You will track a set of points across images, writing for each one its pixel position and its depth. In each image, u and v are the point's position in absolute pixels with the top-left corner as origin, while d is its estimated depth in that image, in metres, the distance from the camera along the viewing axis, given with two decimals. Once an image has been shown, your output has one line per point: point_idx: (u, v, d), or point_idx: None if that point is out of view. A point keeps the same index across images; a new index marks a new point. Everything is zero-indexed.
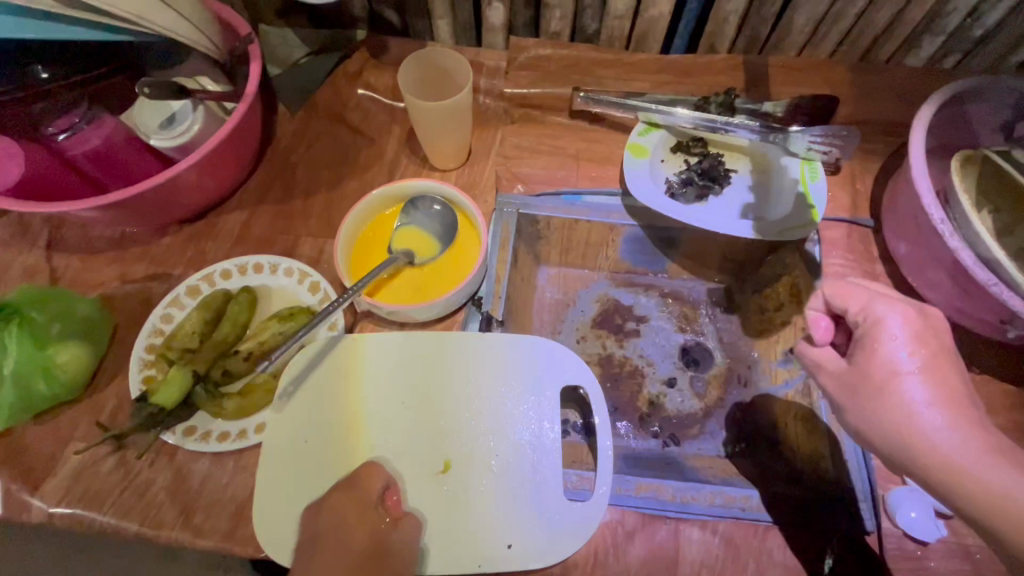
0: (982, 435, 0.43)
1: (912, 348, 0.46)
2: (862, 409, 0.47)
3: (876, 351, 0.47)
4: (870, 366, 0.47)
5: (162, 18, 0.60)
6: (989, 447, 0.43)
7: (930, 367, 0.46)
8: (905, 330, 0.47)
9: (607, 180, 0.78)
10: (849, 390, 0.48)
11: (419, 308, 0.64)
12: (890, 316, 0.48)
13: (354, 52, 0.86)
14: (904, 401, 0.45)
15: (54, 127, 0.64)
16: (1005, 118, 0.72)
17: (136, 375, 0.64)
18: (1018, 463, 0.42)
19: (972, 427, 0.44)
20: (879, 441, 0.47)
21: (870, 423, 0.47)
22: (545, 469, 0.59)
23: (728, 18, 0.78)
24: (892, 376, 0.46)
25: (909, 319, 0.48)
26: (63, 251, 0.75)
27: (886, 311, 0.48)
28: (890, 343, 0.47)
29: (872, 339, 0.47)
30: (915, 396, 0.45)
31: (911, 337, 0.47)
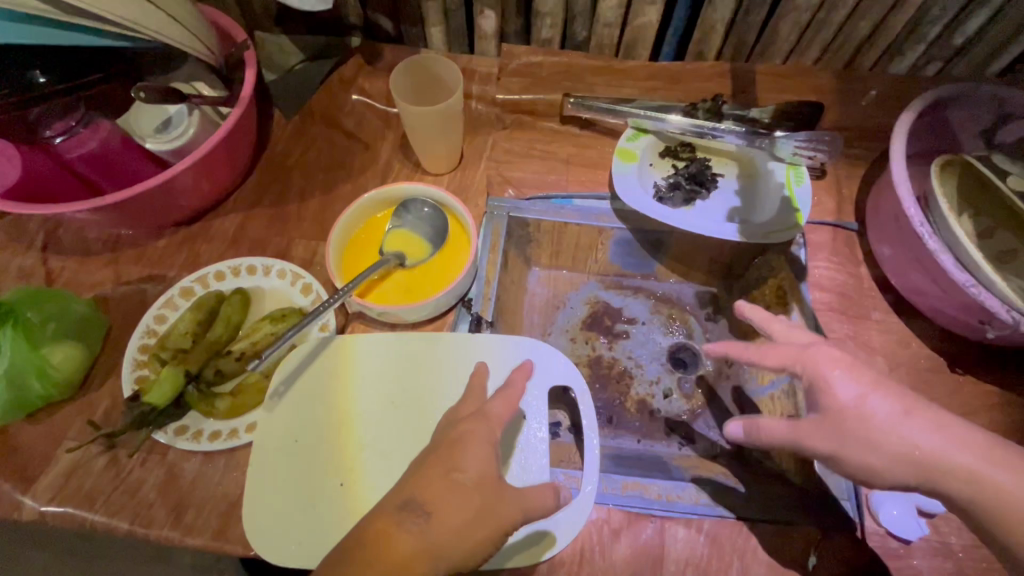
0: (957, 433, 0.47)
1: (854, 376, 0.50)
2: (857, 449, 0.48)
3: (834, 388, 0.50)
4: (834, 407, 0.49)
5: (160, 26, 0.62)
6: (975, 446, 0.47)
7: (874, 384, 0.50)
8: (839, 360, 0.51)
9: (596, 184, 0.80)
10: (837, 433, 0.49)
11: (409, 308, 0.64)
12: (822, 356, 0.51)
13: (349, 58, 0.88)
14: (876, 425, 0.48)
15: (52, 130, 0.65)
16: (985, 124, 0.74)
17: (129, 375, 0.65)
18: (997, 454, 0.47)
19: (949, 426, 0.48)
20: (891, 471, 0.47)
21: (871, 458, 0.48)
22: (533, 468, 0.60)
23: (715, 27, 0.80)
24: (851, 412, 0.49)
25: (839, 354, 0.51)
26: (59, 253, 0.76)
27: (817, 353, 0.52)
28: (834, 378, 0.50)
29: (818, 378, 0.51)
30: (886, 418, 0.48)
31: (848, 369, 0.50)
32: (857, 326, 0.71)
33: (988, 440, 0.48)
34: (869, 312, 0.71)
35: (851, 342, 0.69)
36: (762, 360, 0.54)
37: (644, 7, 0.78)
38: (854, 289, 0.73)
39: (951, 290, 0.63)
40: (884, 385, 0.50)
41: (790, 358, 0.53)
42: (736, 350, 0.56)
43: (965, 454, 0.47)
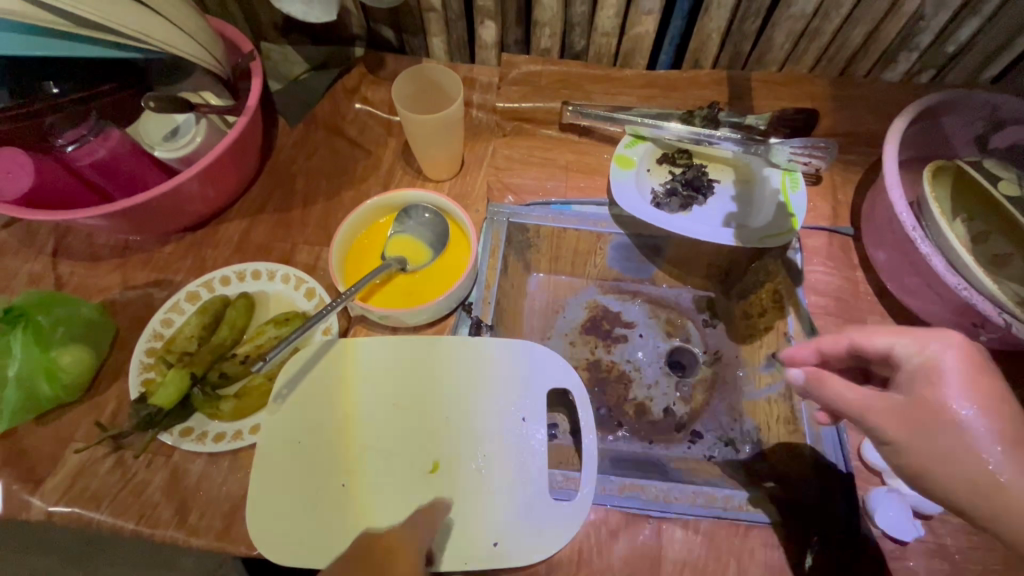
0: None
1: (967, 386, 0.45)
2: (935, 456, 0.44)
3: (943, 388, 0.45)
4: (933, 404, 0.45)
5: (168, 37, 0.64)
6: None
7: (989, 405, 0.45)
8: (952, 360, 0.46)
9: (595, 190, 0.81)
10: (914, 428, 0.45)
11: (410, 311, 0.66)
12: (945, 355, 0.47)
13: (352, 68, 0.89)
14: (968, 439, 0.44)
15: (64, 138, 0.66)
16: (978, 129, 0.75)
17: (136, 377, 0.66)
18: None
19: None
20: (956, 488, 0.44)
21: (941, 470, 0.44)
22: (532, 468, 0.61)
23: (711, 36, 0.81)
24: (946, 416, 0.44)
25: (965, 357, 0.46)
26: (68, 258, 0.78)
27: (941, 351, 0.47)
28: (947, 381, 0.45)
29: (924, 374, 0.47)
30: (984, 438, 0.44)
31: (967, 375, 0.45)
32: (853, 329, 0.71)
33: None
34: (864, 316, 0.72)
35: None
36: (865, 339, 0.50)
37: (641, 16, 0.79)
38: (850, 293, 0.74)
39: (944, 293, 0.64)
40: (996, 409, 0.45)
41: (897, 340, 0.49)
42: (830, 343, 0.53)
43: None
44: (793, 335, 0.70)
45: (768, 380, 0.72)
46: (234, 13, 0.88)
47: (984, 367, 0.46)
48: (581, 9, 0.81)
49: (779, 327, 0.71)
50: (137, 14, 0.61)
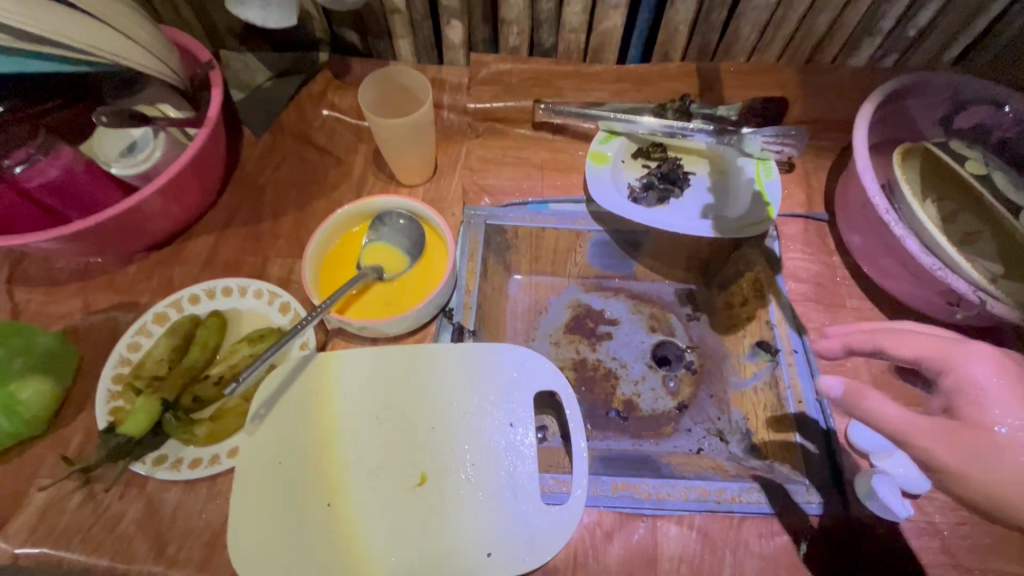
0: None
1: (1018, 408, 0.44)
2: (985, 468, 0.43)
3: (987, 404, 0.45)
4: (981, 420, 0.45)
5: (117, 47, 0.61)
6: None
7: None
8: (988, 371, 0.46)
9: (572, 188, 0.80)
10: (969, 447, 0.44)
11: (387, 321, 0.64)
12: (978, 369, 0.46)
13: (317, 74, 0.87)
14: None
15: (11, 159, 0.61)
16: (942, 111, 0.76)
17: (103, 407, 0.63)
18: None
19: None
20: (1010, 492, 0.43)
21: (994, 483, 0.43)
22: (522, 475, 0.59)
23: (678, 28, 0.81)
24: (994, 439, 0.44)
25: (1000, 365, 0.46)
26: (25, 285, 0.74)
27: (972, 366, 0.47)
28: (987, 401, 0.45)
29: (965, 388, 0.46)
30: None
31: (1010, 382, 0.45)
32: (833, 314, 0.72)
33: None
34: (844, 300, 0.73)
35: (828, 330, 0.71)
36: (900, 344, 0.51)
37: (608, 11, 0.79)
38: (828, 278, 0.74)
39: (920, 274, 0.64)
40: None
41: (930, 352, 0.49)
42: (858, 340, 0.53)
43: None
44: (776, 323, 0.70)
45: (754, 372, 0.71)
46: (189, 21, 0.85)
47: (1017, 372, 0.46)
48: (548, 5, 0.80)
49: (762, 316, 0.71)
50: (83, 26, 0.59)
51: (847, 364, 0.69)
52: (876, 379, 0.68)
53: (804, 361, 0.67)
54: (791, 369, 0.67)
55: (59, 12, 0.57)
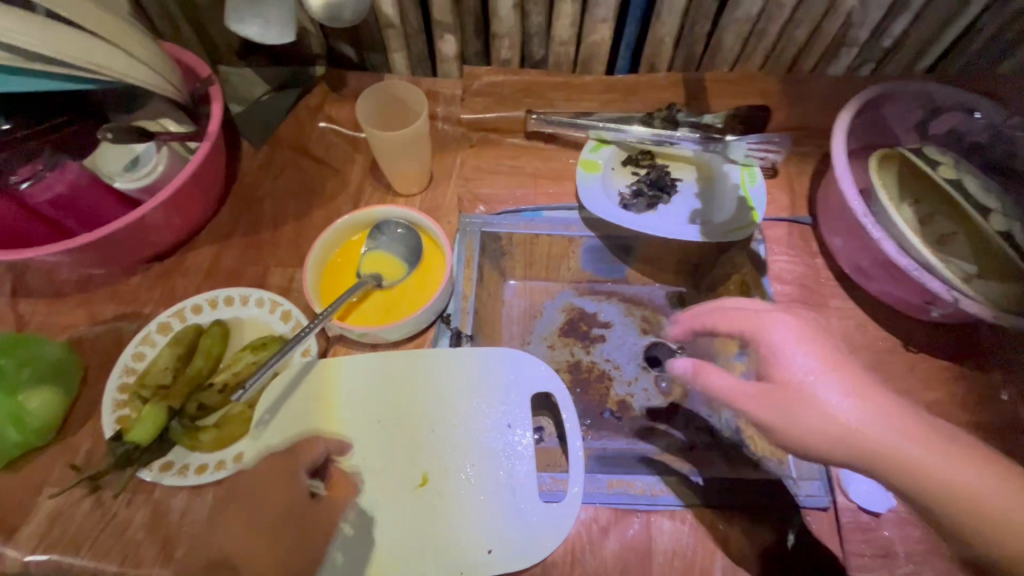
0: (892, 414, 0.45)
1: (810, 361, 0.47)
2: (795, 425, 0.46)
3: (789, 362, 0.48)
4: (782, 381, 0.47)
5: (119, 64, 0.63)
6: (921, 436, 0.45)
7: (828, 365, 0.47)
8: (795, 332, 0.49)
9: (564, 195, 0.83)
10: (782, 406, 0.47)
11: (386, 328, 0.66)
12: (777, 331, 0.49)
13: (314, 87, 0.89)
14: (827, 405, 0.46)
15: (18, 174, 0.62)
16: (917, 118, 0.80)
17: (109, 415, 0.64)
18: (940, 439, 0.45)
19: (946, 444, 0.44)
20: (818, 445, 0.46)
21: (815, 441, 0.46)
22: (521, 474, 0.61)
23: (664, 40, 0.84)
24: (801, 395, 0.46)
25: (796, 326, 0.49)
26: (28, 297, 0.75)
27: (773, 329, 0.49)
28: (789, 357, 0.48)
29: (770, 351, 0.49)
30: (838, 400, 0.46)
31: (803, 340, 0.48)
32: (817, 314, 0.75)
33: (920, 419, 0.46)
34: (827, 300, 0.76)
35: None
36: (721, 316, 0.53)
37: (596, 24, 0.82)
38: (812, 279, 0.77)
39: (898, 274, 0.67)
40: (888, 396, 0.46)
41: (741, 323, 0.51)
42: (693, 323, 0.56)
43: (969, 473, 0.43)
44: None
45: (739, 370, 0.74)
46: (188, 37, 0.87)
47: (815, 332, 0.49)
48: (538, 19, 0.83)
49: None
50: (88, 45, 0.60)
51: None
52: None
53: None
54: None
55: (65, 32, 0.59)
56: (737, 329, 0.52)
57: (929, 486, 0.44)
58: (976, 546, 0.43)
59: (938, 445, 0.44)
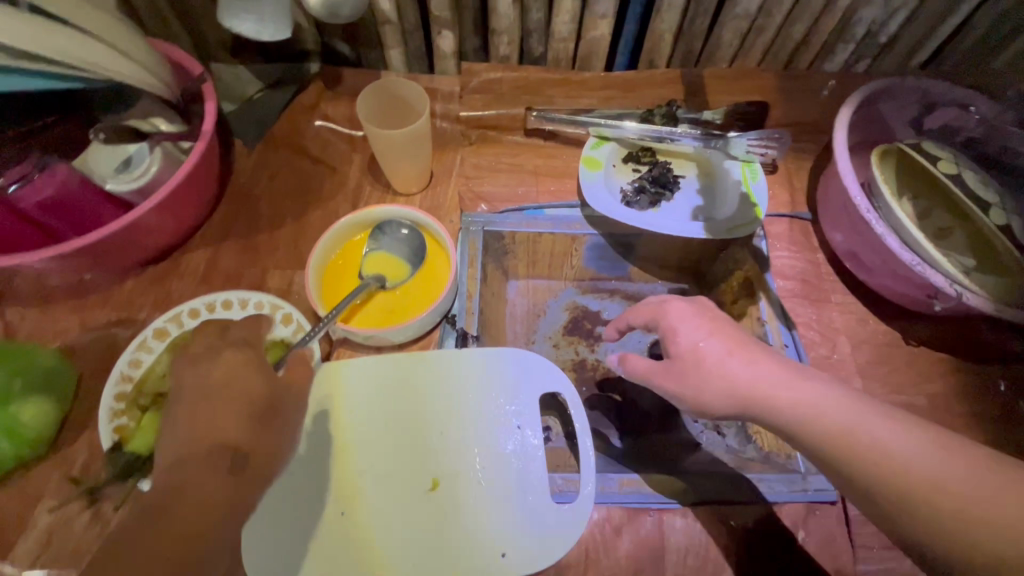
0: (775, 369, 0.51)
1: (702, 331, 0.53)
2: (692, 389, 0.52)
3: (678, 334, 0.54)
4: (677, 351, 0.53)
5: (110, 63, 0.61)
6: (793, 382, 0.50)
7: (714, 332, 0.53)
8: (686, 310, 0.55)
9: (565, 193, 0.83)
10: (679, 375, 0.53)
11: (392, 330, 0.65)
12: (672, 312, 0.55)
13: (309, 85, 0.87)
14: (718, 368, 0.51)
15: (6, 178, 0.59)
16: (913, 114, 0.81)
17: (106, 425, 0.62)
18: (807, 380, 0.50)
19: (820, 389, 0.49)
20: (715, 406, 0.51)
21: (719, 405, 0.51)
22: (533, 475, 0.61)
23: (663, 36, 0.84)
24: (696, 362, 0.52)
25: (688, 305, 0.56)
26: (16, 303, 0.73)
27: (670, 312, 0.56)
28: (681, 330, 0.54)
29: (669, 330, 0.55)
30: (727, 362, 0.51)
31: (693, 316, 0.55)
32: (819, 309, 0.76)
33: (794, 368, 0.51)
34: (829, 295, 0.77)
35: (815, 325, 0.75)
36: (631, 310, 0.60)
37: (596, 20, 0.81)
38: (813, 274, 0.78)
39: (900, 270, 0.68)
40: (768, 356, 0.52)
41: (647, 311, 0.58)
42: (619, 323, 0.62)
43: (844, 413, 0.47)
44: (767, 320, 0.72)
45: None
46: (176, 33, 0.84)
47: (703, 310, 0.56)
48: (537, 15, 0.82)
49: (752, 313, 0.74)
50: (75, 41, 0.58)
51: (834, 356, 0.73)
52: (860, 369, 0.72)
53: (794, 353, 0.71)
54: None
55: (51, 27, 0.57)
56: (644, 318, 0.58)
57: (813, 425, 0.48)
58: (857, 481, 0.46)
59: (812, 391, 0.49)
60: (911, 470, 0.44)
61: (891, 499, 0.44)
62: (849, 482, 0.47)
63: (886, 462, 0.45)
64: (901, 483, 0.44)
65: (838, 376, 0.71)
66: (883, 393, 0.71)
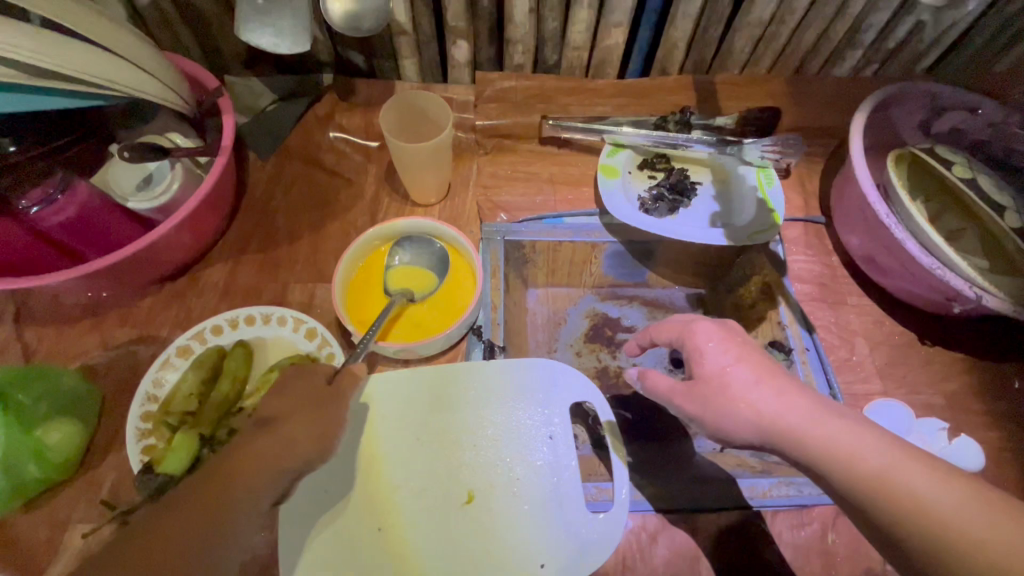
0: (802, 404, 0.49)
1: (728, 357, 0.52)
2: (713, 415, 0.50)
3: (704, 358, 0.52)
4: (702, 375, 0.52)
5: (131, 79, 0.60)
6: (813, 415, 0.48)
7: (743, 359, 0.51)
8: (717, 334, 0.53)
9: (583, 201, 0.83)
10: (700, 401, 0.51)
11: (422, 343, 0.65)
12: (700, 334, 0.54)
13: (323, 96, 0.87)
14: (741, 395, 0.50)
15: (27, 200, 0.60)
16: (922, 118, 0.82)
17: (134, 446, 0.62)
18: (829, 415, 0.48)
19: (857, 430, 0.47)
20: (736, 433, 0.50)
21: (735, 430, 0.50)
22: (567, 486, 0.61)
23: (677, 44, 0.85)
24: (718, 386, 0.51)
25: (718, 328, 0.54)
26: (34, 324, 0.71)
27: (697, 332, 0.54)
28: (707, 354, 0.52)
29: (694, 352, 0.53)
30: (750, 389, 0.50)
31: (722, 340, 0.53)
32: (837, 312, 0.77)
33: (822, 403, 0.49)
34: (845, 298, 0.78)
35: (833, 327, 0.76)
36: (656, 329, 0.58)
37: (611, 29, 0.81)
38: (829, 277, 0.79)
39: (919, 272, 0.69)
40: (799, 390, 0.50)
41: (674, 331, 0.56)
42: (643, 337, 0.61)
43: (880, 457, 0.46)
44: (787, 324, 0.74)
45: None
46: (188, 46, 0.83)
47: (734, 333, 0.54)
48: (553, 25, 0.82)
49: (772, 317, 0.75)
50: (89, 56, 0.57)
51: (854, 358, 0.74)
52: (880, 371, 0.73)
53: (816, 356, 0.72)
54: (805, 367, 0.71)
55: (65, 42, 0.55)
56: (671, 337, 0.57)
57: (828, 459, 0.47)
58: (867, 511, 0.45)
59: (847, 431, 0.47)
60: (947, 524, 0.42)
61: (896, 530, 0.44)
62: (878, 525, 0.45)
63: (919, 512, 0.43)
64: (906, 512, 0.43)
65: (858, 378, 0.73)
66: (903, 393, 0.72)
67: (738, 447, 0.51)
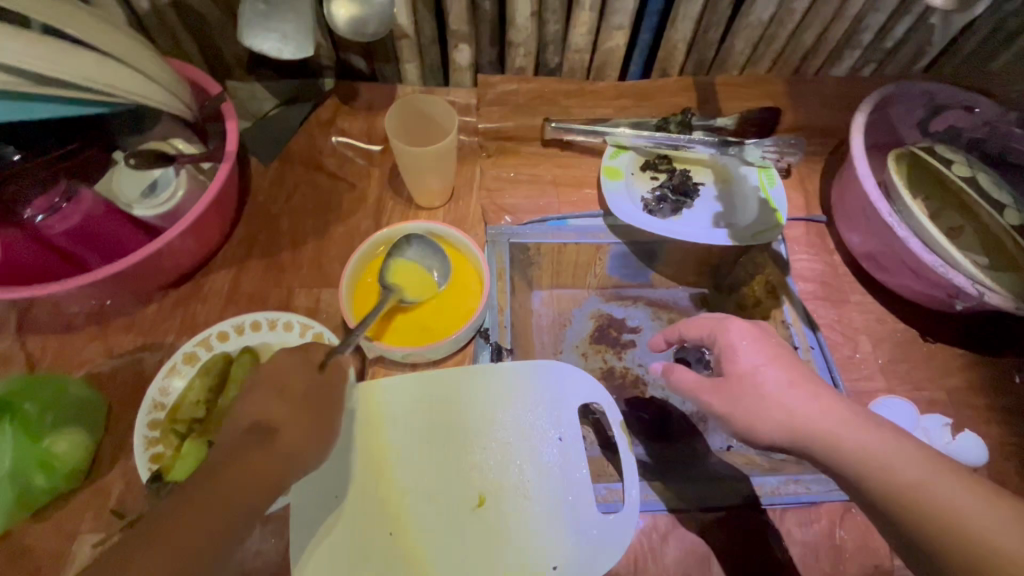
0: (833, 407, 0.50)
1: (761, 357, 0.53)
2: (744, 411, 0.51)
3: (738, 356, 0.53)
4: (734, 372, 0.53)
5: (134, 86, 0.60)
6: (844, 419, 0.49)
7: (778, 360, 0.52)
8: (751, 333, 0.54)
9: (587, 203, 0.83)
10: (732, 398, 0.52)
11: (430, 347, 0.66)
12: (734, 332, 0.54)
13: (325, 100, 0.87)
14: (774, 394, 0.51)
15: (32, 208, 0.60)
16: (920, 117, 0.83)
17: (142, 454, 0.61)
18: (860, 420, 0.49)
19: (883, 437, 0.48)
20: (765, 429, 0.51)
21: (763, 426, 0.51)
22: (578, 487, 0.61)
23: (677, 46, 0.85)
24: (751, 385, 0.52)
25: (753, 328, 0.55)
26: (37, 332, 0.71)
27: (731, 331, 0.55)
28: (741, 353, 0.53)
29: (727, 349, 0.54)
30: (782, 388, 0.51)
31: (756, 340, 0.54)
32: (839, 310, 0.78)
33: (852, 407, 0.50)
34: (847, 296, 0.79)
35: (836, 325, 0.77)
36: (686, 326, 0.59)
37: (612, 32, 0.82)
38: (832, 275, 0.80)
39: (921, 270, 0.70)
40: (827, 392, 0.51)
41: (706, 328, 0.57)
42: (670, 332, 0.61)
43: (909, 464, 0.46)
44: (791, 323, 0.74)
45: None
46: (189, 52, 0.83)
47: (767, 334, 0.55)
48: (554, 28, 0.82)
49: (776, 316, 0.76)
50: (91, 63, 0.56)
51: (857, 356, 0.75)
52: (883, 368, 0.74)
53: (820, 354, 0.73)
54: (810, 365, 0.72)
55: (65, 49, 0.54)
56: (701, 335, 0.57)
57: (855, 462, 0.48)
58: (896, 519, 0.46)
59: (875, 437, 0.48)
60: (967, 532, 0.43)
61: (922, 540, 0.45)
62: (897, 527, 0.47)
63: (947, 521, 0.44)
64: (935, 524, 0.44)
65: (862, 375, 0.73)
66: (906, 389, 0.73)
67: (762, 444, 0.52)
